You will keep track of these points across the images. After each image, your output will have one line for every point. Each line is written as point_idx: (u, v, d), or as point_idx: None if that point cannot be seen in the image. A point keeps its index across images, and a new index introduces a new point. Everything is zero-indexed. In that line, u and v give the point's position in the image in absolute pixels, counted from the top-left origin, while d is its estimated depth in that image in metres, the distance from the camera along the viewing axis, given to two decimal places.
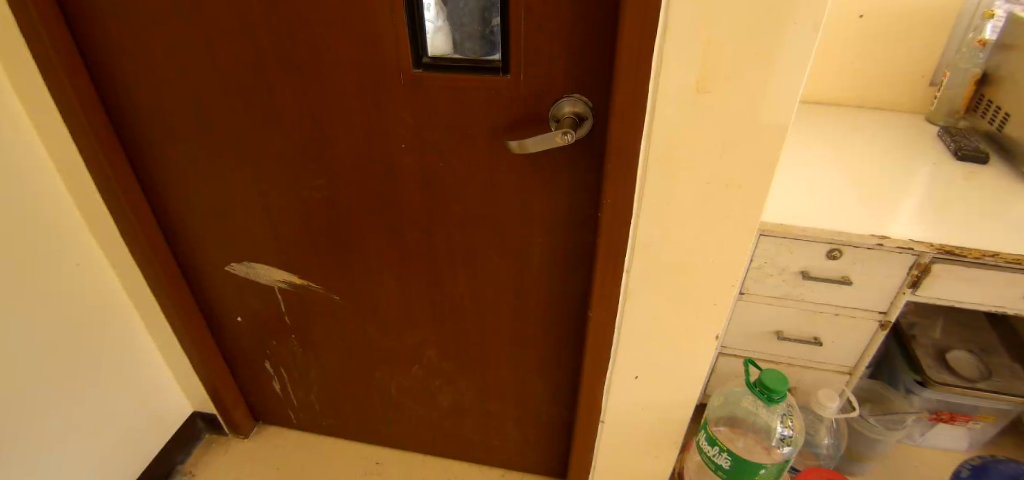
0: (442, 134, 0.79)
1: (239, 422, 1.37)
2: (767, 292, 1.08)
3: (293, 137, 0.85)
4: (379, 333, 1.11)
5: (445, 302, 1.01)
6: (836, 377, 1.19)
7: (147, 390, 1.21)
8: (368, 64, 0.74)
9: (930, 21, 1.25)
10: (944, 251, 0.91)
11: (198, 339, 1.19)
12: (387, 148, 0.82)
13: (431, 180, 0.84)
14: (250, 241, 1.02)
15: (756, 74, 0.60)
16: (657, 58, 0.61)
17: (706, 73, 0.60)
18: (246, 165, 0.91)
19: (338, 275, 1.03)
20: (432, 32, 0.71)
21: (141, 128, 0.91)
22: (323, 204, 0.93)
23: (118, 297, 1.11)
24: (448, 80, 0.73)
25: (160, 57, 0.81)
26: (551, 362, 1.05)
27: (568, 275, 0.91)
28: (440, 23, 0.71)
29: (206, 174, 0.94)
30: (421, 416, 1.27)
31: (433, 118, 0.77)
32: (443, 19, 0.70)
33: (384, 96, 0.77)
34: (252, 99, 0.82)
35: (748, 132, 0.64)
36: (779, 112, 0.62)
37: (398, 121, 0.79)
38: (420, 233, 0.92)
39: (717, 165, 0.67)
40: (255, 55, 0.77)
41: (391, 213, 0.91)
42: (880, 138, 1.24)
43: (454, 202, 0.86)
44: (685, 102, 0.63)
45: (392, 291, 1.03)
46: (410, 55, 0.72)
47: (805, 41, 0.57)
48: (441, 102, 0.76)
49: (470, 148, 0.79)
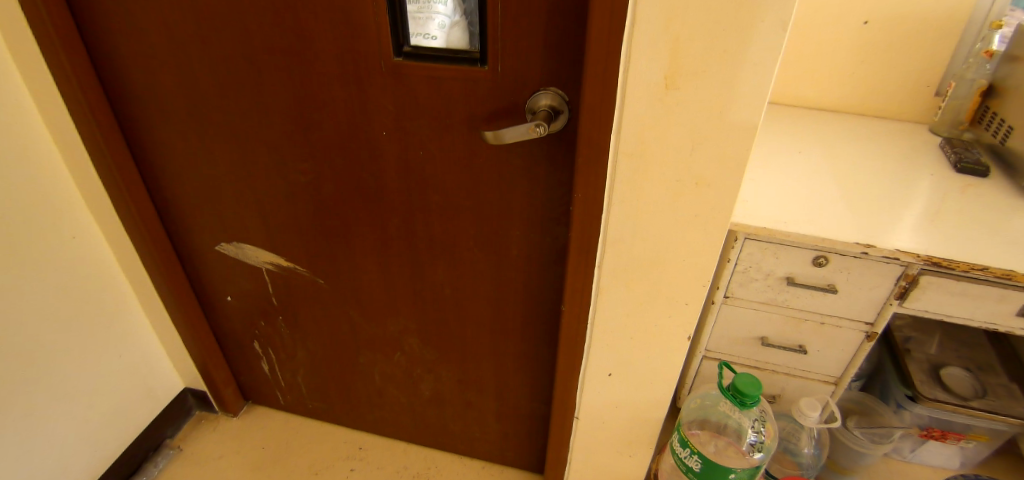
0: (422, 123, 0.79)
1: (228, 400, 1.40)
2: (753, 296, 1.07)
3: (278, 121, 0.86)
4: (362, 319, 1.13)
5: (426, 292, 1.02)
6: (822, 387, 1.18)
7: (139, 364, 1.24)
8: (351, 51, 0.75)
9: (938, 29, 1.22)
10: (931, 262, 0.90)
11: (189, 316, 1.21)
12: (369, 135, 0.83)
13: (412, 169, 0.85)
14: (239, 224, 1.04)
15: (725, 72, 0.59)
16: (626, 53, 0.61)
17: (674, 69, 0.60)
18: (234, 148, 0.92)
19: (323, 259, 1.04)
20: (448, 25, 0.70)
21: (134, 107, 0.93)
22: (307, 188, 0.94)
23: (112, 272, 1.13)
24: (427, 69, 0.74)
25: (153, 37, 0.83)
26: (528, 358, 1.06)
27: (545, 269, 0.91)
28: (457, 18, 0.70)
29: (196, 153, 0.96)
30: (403, 404, 1.28)
31: (413, 107, 0.78)
32: (459, 14, 0.69)
33: (365, 83, 0.78)
34: (239, 82, 0.84)
35: (717, 131, 0.63)
36: (747, 111, 0.61)
37: (379, 108, 0.80)
38: (401, 222, 0.93)
39: (687, 163, 0.66)
40: (242, 40, 0.79)
41: (373, 201, 0.92)
42: (880, 146, 1.22)
43: (433, 191, 0.87)
44: (655, 97, 0.62)
45: (375, 278, 1.04)
46: (391, 43, 0.73)
47: (772, 41, 0.56)
48: (421, 92, 0.76)
49: (449, 138, 0.80)
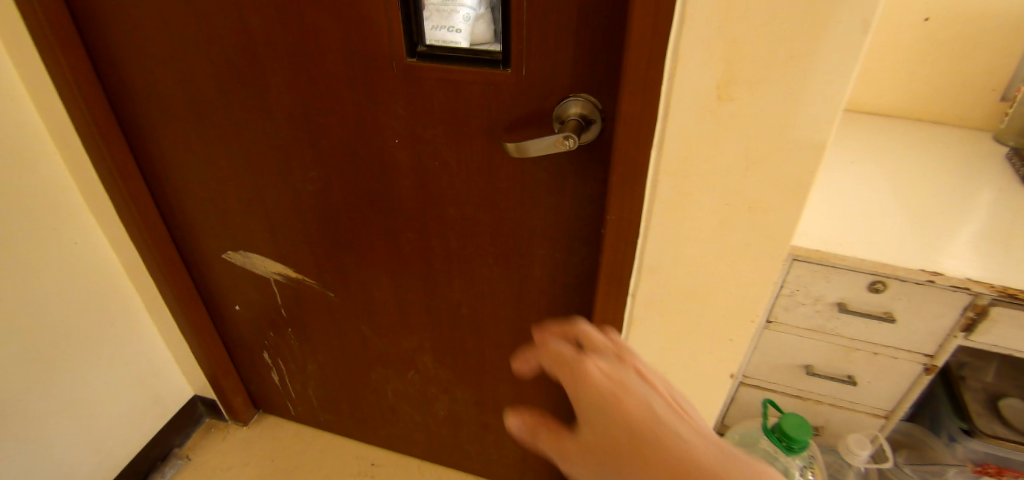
0: (438, 132, 0.72)
1: (238, 409, 1.36)
2: (798, 322, 0.97)
3: (284, 127, 0.80)
4: (374, 335, 1.06)
5: (442, 310, 0.95)
6: (870, 420, 1.08)
7: (146, 372, 1.20)
8: (361, 52, 0.68)
9: (1009, 26, 1.10)
10: (1006, 294, 0.79)
11: (196, 324, 1.16)
12: (381, 143, 0.76)
13: (426, 180, 0.78)
14: (247, 233, 0.98)
15: (790, 82, 0.50)
16: (672, 57, 0.52)
17: (729, 77, 0.51)
18: (239, 153, 0.87)
19: (334, 272, 0.98)
20: (472, 19, 0.63)
21: (137, 109, 0.88)
22: (316, 198, 0.88)
23: (117, 278, 1.09)
24: (444, 72, 0.66)
25: (153, 35, 0.77)
26: (550, 382, 0.98)
27: (570, 290, 0.83)
28: (482, 10, 0.62)
29: (201, 158, 0.90)
30: (417, 422, 1.22)
31: (428, 114, 0.71)
32: (485, 6, 0.62)
33: (376, 87, 0.71)
34: (243, 84, 0.77)
35: (777, 149, 0.54)
36: (815, 127, 0.52)
37: (391, 114, 0.73)
38: (415, 236, 0.86)
39: (740, 185, 0.58)
40: (244, 38, 0.72)
41: (386, 213, 0.85)
42: (942, 156, 1.10)
43: (450, 205, 0.80)
44: (705, 109, 0.53)
45: (387, 292, 0.97)
46: (405, 42, 0.65)
47: (850, 45, 0.47)
48: (437, 98, 0.69)
49: (467, 148, 0.72)
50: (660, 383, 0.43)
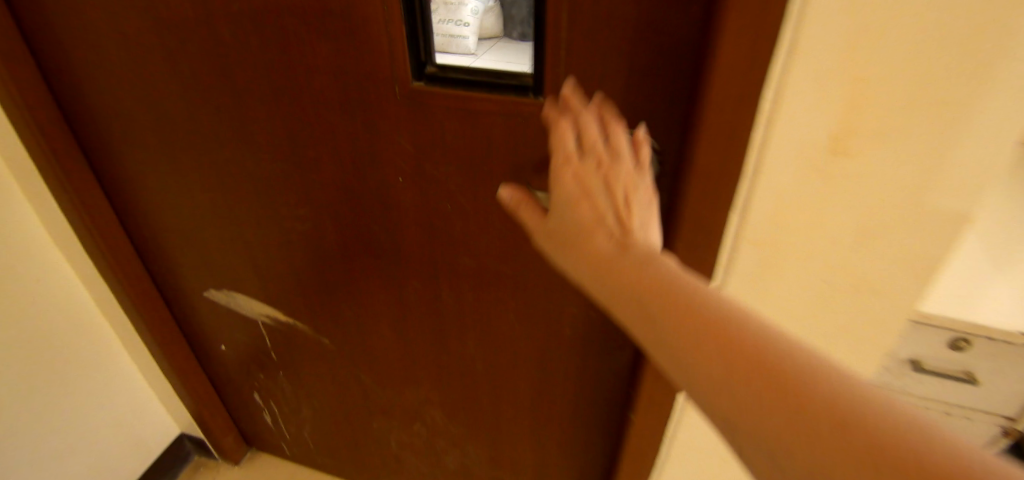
0: (450, 171, 0.59)
1: (228, 450, 1.24)
2: None
3: (267, 159, 0.68)
4: (375, 384, 0.94)
5: (453, 363, 0.83)
6: None
7: (126, 414, 1.09)
8: (356, 75, 0.55)
9: None
10: None
11: (179, 366, 1.04)
12: (381, 181, 0.64)
13: (436, 224, 0.65)
14: (230, 273, 0.86)
15: (925, 137, 0.40)
16: (772, 103, 0.42)
17: (844, 129, 0.41)
18: (218, 186, 0.74)
19: (328, 317, 0.86)
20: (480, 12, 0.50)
21: (99, 134, 0.75)
22: (307, 238, 0.75)
23: (91, 315, 0.98)
24: (458, 99, 0.53)
25: (114, 51, 0.65)
26: (577, 445, 0.85)
27: (605, 351, 0.70)
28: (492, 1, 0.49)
29: (175, 190, 0.78)
30: (423, 473, 1.10)
31: (438, 150, 0.58)
32: None
33: (374, 117, 0.58)
34: (218, 108, 0.65)
35: (898, 214, 0.44)
36: (950, 189, 0.42)
37: (393, 149, 0.60)
38: (422, 283, 0.74)
39: (844, 254, 0.47)
40: (217, 55, 0.60)
41: (389, 257, 0.73)
42: None
43: (464, 252, 0.67)
44: (809, 166, 0.43)
45: (390, 341, 0.85)
46: (409, 61, 0.53)
47: (1005, 95, 0.38)
48: (449, 132, 0.56)
49: (485, 191, 0.59)
50: (624, 177, 0.39)
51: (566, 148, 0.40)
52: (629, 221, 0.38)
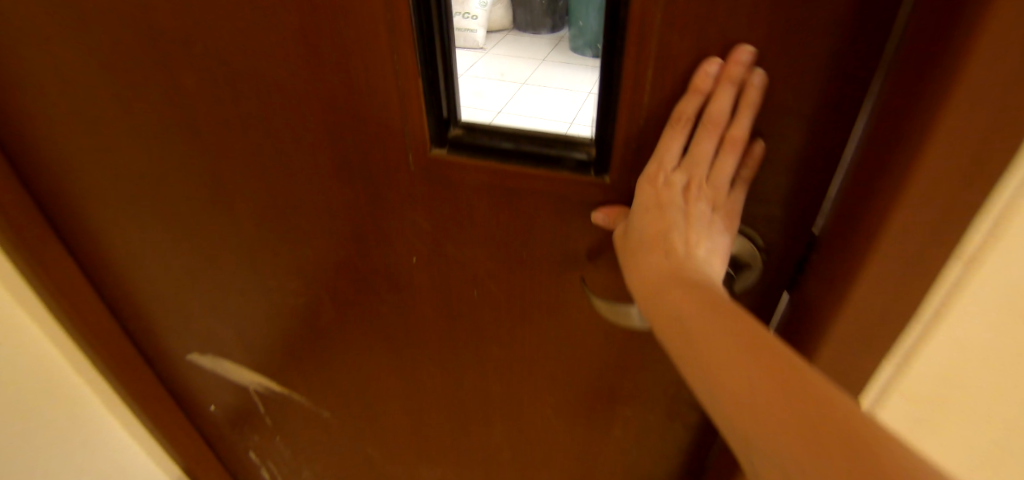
0: (479, 254, 0.48)
1: None
2: None
3: (253, 229, 0.55)
4: (382, 461, 0.82)
5: (473, 448, 0.71)
6: None
7: None
8: (364, 142, 0.43)
9: None
10: None
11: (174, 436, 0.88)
12: (392, 260, 0.52)
13: (457, 309, 0.54)
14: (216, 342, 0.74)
15: None
16: (963, 267, 0.30)
17: None
18: (196, 255, 0.62)
19: (329, 393, 0.74)
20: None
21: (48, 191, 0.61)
22: (302, 314, 0.63)
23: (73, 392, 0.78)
24: (492, 171, 0.41)
25: (57, 100, 0.52)
26: None
27: (655, 447, 0.60)
28: None
29: (145, 256, 0.65)
30: None
31: (463, 231, 0.46)
32: None
33: (384, 191, 0.46)
34: (193, 171, 0.53)
35: None
36: None
37: (406, 227, 0.48)
38: (439, 368, 0.62)
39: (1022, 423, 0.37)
40: (189, 112, 0.48)
41: (399, 340, 0.61)
42: None
43: (490, 340, 0.55)
44: (1001, 337, 0.32)
45: (400, 421, 0.73)
46: (428, 124, 0.40)
47: None
48: (478, 211, 0.44)
49: (520, 279, 0.48)
50: (709, 200, 0.33)
51: (659, 160, 0.35)
52: (692, 250, 0.33)
